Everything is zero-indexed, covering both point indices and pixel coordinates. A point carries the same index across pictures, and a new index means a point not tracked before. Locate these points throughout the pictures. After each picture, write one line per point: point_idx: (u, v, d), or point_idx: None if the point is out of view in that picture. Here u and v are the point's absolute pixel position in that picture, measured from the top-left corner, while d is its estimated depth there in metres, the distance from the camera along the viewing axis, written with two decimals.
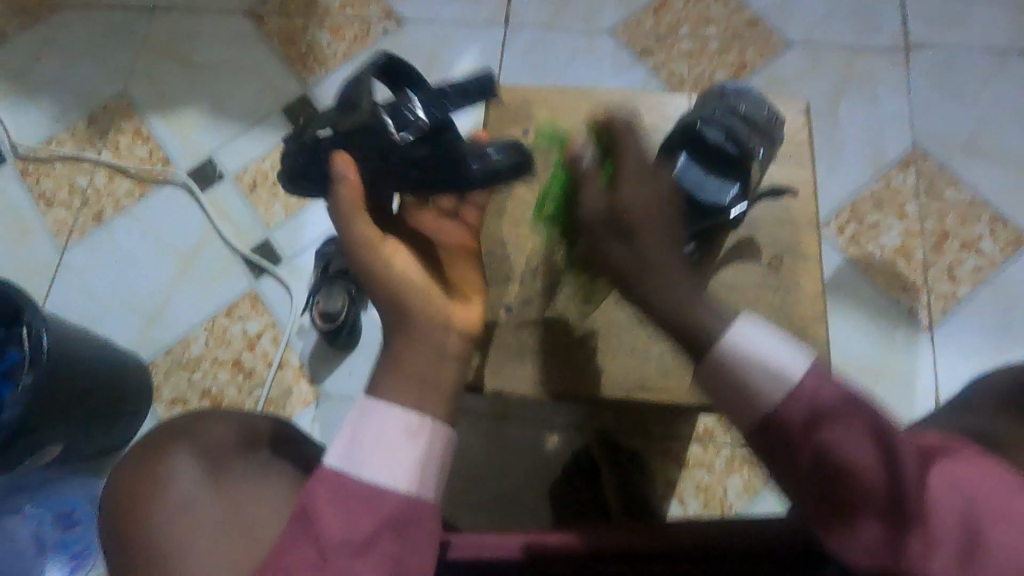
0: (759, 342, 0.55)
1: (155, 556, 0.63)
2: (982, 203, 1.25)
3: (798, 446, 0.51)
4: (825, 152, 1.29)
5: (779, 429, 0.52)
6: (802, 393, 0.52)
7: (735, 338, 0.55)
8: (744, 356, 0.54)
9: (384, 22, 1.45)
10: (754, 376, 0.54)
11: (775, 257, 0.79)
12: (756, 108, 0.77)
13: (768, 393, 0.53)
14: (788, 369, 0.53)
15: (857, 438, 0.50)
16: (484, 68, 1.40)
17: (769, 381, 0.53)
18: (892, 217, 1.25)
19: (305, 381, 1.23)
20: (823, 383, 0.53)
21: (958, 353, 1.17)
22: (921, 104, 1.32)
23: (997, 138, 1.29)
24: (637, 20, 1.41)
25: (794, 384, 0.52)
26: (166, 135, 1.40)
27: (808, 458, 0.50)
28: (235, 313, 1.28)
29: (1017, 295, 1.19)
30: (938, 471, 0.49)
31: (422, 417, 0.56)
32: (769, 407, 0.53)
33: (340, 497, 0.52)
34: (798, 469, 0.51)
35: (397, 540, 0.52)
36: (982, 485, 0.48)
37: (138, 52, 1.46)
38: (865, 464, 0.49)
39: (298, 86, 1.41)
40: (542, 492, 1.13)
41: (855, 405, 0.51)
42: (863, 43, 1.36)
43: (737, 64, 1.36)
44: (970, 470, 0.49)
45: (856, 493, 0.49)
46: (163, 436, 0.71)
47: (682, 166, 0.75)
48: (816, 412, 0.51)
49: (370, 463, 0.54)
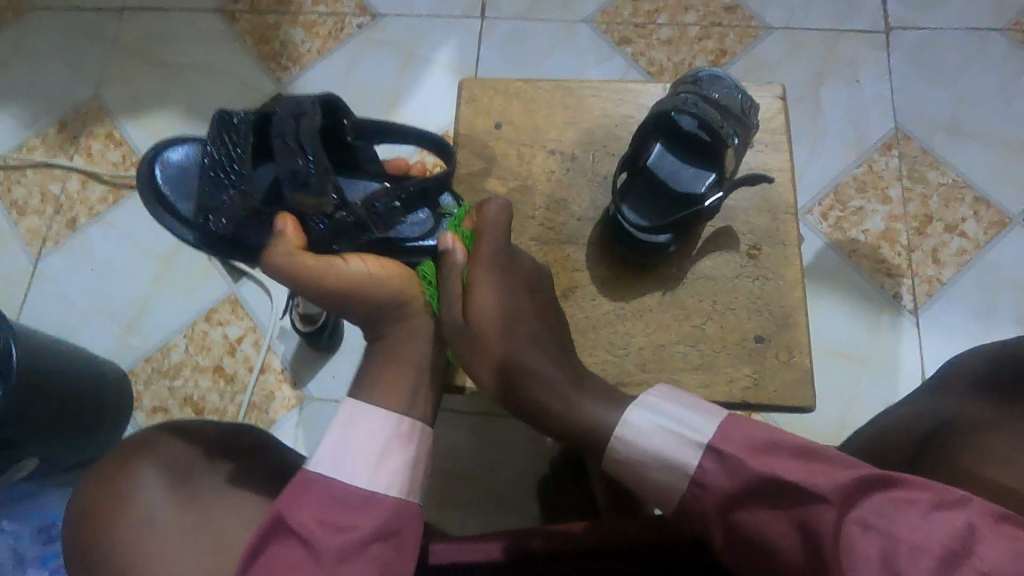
0: (653, 432, 0.56)
1: (125, 571, 0.62)
2: (965, 184, 1.24)
3: (709, 528, 0.51)
4: (806, 138, 1.28)
5: (689, 517, 0.52)
6: (703, 481, 0.52)
7: (629, 434, 0.57)
8: (641, 452, 0.56)
9: (358, 17, 1.43)
10: (655, 475, 0.55)
11: (754, 245, 0.78)
12: (729, 94, 0.75)
13: (668, 486, 0.54)
14: (684, 460, 0.53)
15: (764, 514, 0.48)
16: (460, 61, 1.38)
17: (665, 477, 0.54)
18: (875, 201, 1.24)
19: (288, 385, 1.21)
20: (718, 466, 0.51)
21: (944, 336, 1.16)
22: (901, 86, 1.31)
23: (977, 118, 1.28)
24: (615, 8, 1.39)
25: (693, 474, 0.52)
26: (139, 138, 1.37)
27: (721, 538, 0.50)
28: (215, 317, 1.26)
29: (1000, 276, 1.19)
30: (859, 520, 0.44)
31: (403, 420, 0.61)
32: (677, 499, 0.53)
33: (321, 498, 0.55)
34: (717, 548, 0.50)
35: (383, 544, 0.53)
36: (902, 523, 0.43)
37: (108, 55, 1.43)
38: (778, 540, 0.47)
39: (272, 85, 1.39)
40: (530, 490, 1.12)
41: (752, 482, 0.49)
42: (843, 26, 1.35)
43: (717, 51, 1.35)
44: (895, 511, 0.44)
45: (773, 569, 0.47)
46: (131, 448, 0.69)
47: (656, 156, 0.76)
48: (721, 498, 0.50)
49: (351, 464, 0.57)
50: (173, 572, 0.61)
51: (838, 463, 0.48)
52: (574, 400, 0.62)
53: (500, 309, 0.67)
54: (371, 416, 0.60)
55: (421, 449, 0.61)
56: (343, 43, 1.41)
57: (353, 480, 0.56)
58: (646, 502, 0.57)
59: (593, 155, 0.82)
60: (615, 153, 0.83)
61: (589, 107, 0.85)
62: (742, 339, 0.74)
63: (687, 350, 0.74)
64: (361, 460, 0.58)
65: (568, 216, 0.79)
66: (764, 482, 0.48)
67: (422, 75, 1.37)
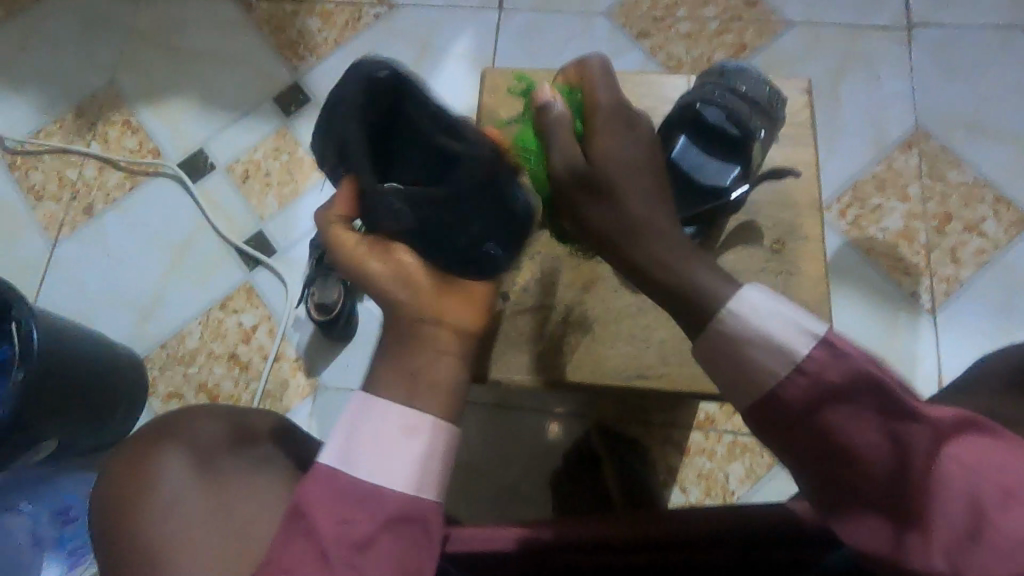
0: (770, 315, 0.50)
1: (151, 552, 0.62)
2: (985, 183, 1.23)
3: (796, 426, 0.48)
4: (825, 134, 1.27)
5: (779, 405, 0.48)
6: (809, 371, 0.47)
7: (739, 309, 0.50)
8: (747, 331, 0.49)
9: (375, 7, 1.42)
10: (758, 353, 0.49)
11: (777, 240, 0.77)
12: (757, 86, 0.75)
13: (772, 369, 0.48)
14: (796, 347, 0.48)
15: (863, 420, 0.46)
16: (477, 53, 1.37)
17: (772, 357, 0.48)
18: (894, 199, 1.23)
19: (302, 373, 1.22)
20: (832, 360, 0.47)
21: (961, 336, 1.15)
22: (922, 84, 1.29)
23: (999, 117, 1.27)
24: (633, 1, 1.38)
25: (799, 361, 0.48)
26: (156, 126, 1.37)
27: (808, 437, 0.47)
28: (230, 305, 1.26)
29: (1019, 276, 1.18)
30: (957, 446, 0.45)
31: (416, 416, 0.55)
32: (773, 385, 0.48)
33: (331, 493, 0.52)
34: (795, 446, 0.48)
35: (393, 540, 0.51)
36: (998, 466, 0.44)
37: (125, 42, 1.43)
38: (868, 450, 0.45)
39: (289, 74, 1.39)
40: (542, 482, 1.13)
41: (862, 386, 0.46)
42: (864, 22, 1.33)
43: (736, 46, 1.34)
44: (990, 449, 0.45)
45: (853, 473, 0.46)
46: (156, 431, 0.69)
47: (681, 148, 0.73)
48: (821, 391, 0.47)
49: (362, 461, 0.54)
50: (196, 555, 0.61)
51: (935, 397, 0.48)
52: (690, 259, 0.55)
53: (628, 158, 0.58)
54: (379, 408, 0.55)
55: (436, 446, 0.55)
56: (360, 33, 1.41)
57: (362, 476, 0.53)
58: (722, 386, 0.52)
59: None
60: None
61: None
62: None
63: None
64: (372, 457, 0.54)
65: None
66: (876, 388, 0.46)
67: (439, 66, 1.37)
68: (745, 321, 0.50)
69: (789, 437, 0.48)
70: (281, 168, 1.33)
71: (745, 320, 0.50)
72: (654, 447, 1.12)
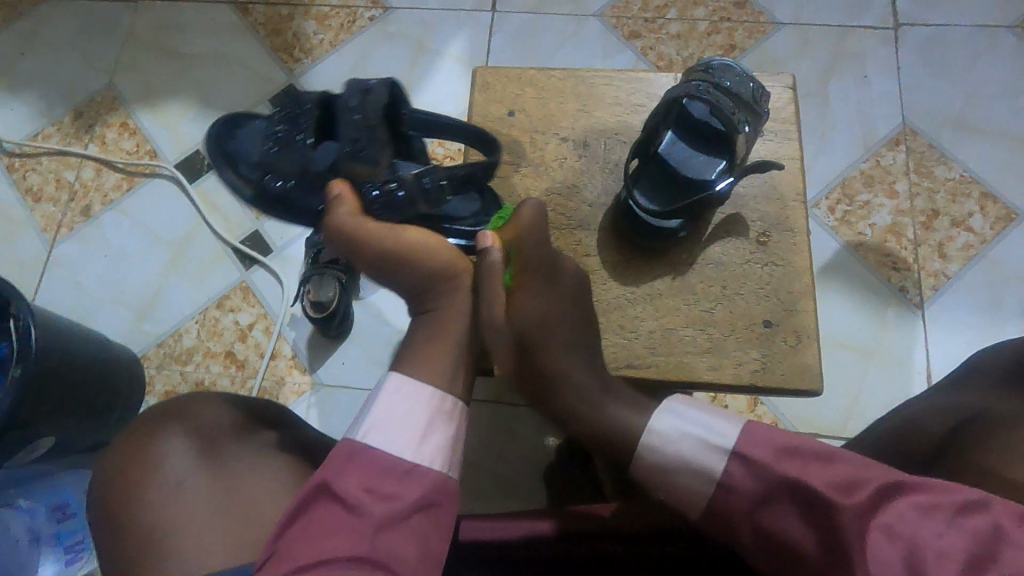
0: (683, 439, 0.59)
1: (152, 536, 0.63)
2: (972, 179, 1.25)
3: (738, 532, 0.54)
4: (814, 132, 1.29)
5: (715, 517, 0.55)
6: (727, 484, 0.55)
7: (660, 437, 0.61)
8: (668, 455, 0.59)
9: (370, 9, 1.44)
10: (685, 475, 0.57)
11: (763, 233, 0.78)
12: (742, 83, 0.75)
13: (696, 490, 0.56)
14: (710, 463, 0.56)
15: (786, 515, 0.52)
16: (471, 54, 1.39)
17: (694, 475, 0.57)
18: (882, 195, 1.25)
19: (299, 371, 1.23)
20: (742, 470, 0.55)
21: (950, 330, 1.17)
22: (909, 82, 1.31)
23: (985, 115, 1.29)
24: (624, 3, 1.40)
25: (718, 477, 0.56)
26: (153, 127, 1.39)
27: (748, 535, 0.53)
28: (227, 304, 1.27)
29: (1007, 271, 1.19)
30: (881, 517, 0.48)
31: (446, 397, 0.61)
32: (705, 501, 0.56)
33: (365, 468, 0.53)
34: (743, 547, 0.54)
35: (424, 517, 0.52)
36: (924, 530, 0.46)
37: (122, 45, 1.45)
38: (800, 541, 0.50)
39: (286, 76, 1.40)
40: (537, 477, 1.13)
41: (775, 487, 0.53)
42: (852, 22, 1.35)
43: (726, 46, 1.36)
44: (920, 516, 0.47)
45: (797, 563, 0.51)
46: (157, 419, 0.70)
47: (668, 143, 0.78)
48: (748, 499, 0.54)
49: (398, 436, 0.56)
50: (199, 538, 0.62)
51: (856, 467, 0.52)
52: (598, 402, 0.66)
53: (541, 313, 0.68)
54: (410, 393, 0.60)
55: (461, 428, 0.61)
56: (355, 35, 1.43)
57: (399, 451, 0.56)
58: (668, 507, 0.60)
59: (604, 142, 0.84)
60: (627, 141, 0.84)
61: (601, 96, 0.86)
62: (751, 323, 0.75)
63: (695, 334, 0.75)
64: (408, 433, 0.57)
65: (581, 203, 0.81)
66: (785, 486, 0.52)
67: (434, 67, 1.39)
68: (667, 447, 0.60)
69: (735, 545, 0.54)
70: None
71: (666, 443, 0.60)
72: None
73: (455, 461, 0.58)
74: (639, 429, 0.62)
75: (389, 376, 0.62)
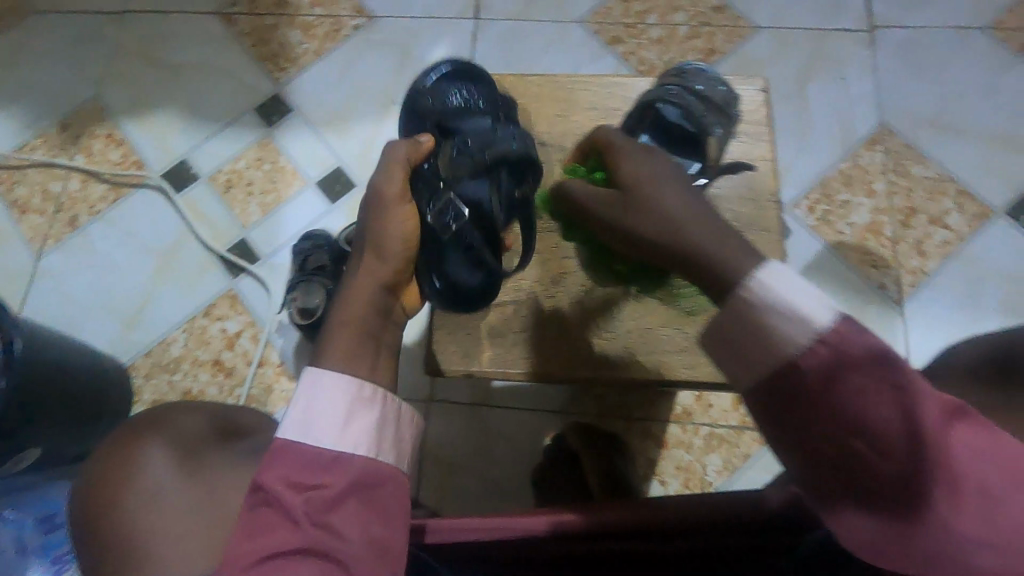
0: (790, 287, 0.48)
1: (134, 541, 0.64)
2: (948, 178, 1.27)
3: (811, 402, 0.46)
4: (793, 133, 1.31)
5: (794, 376, 0.46)
6: (827, 346, 0.45)
7: (754, 283, 0.49)
8: (768, 308, 0.48)
9: (355, 18, 1.46)
10: (774, 318, 0.48)
11: (737, 233, 0.80)
12: (712, 87, 0.78)
13: (792, 341, 0.47)
14: (816, 315, 0.46)
15: (886, 400, 0.44)
16: (455, 61, 1.41)
17: (791, 325, 0.47)
18: (861, 194, 1.27)
19: (286, 378, 1.23)
20: (849, 335, 0.45)
21: (929, 326, 1.18)
22: (885, 83, 1.34)
23: (960, 114, 1.31)
24: (605, 9, 1.42)
25: (822, 331, 0.46)
26: (140, 138, 1.40)
27: (828, 403, 0.45)
28: (214, 312, 1.28)
29: (984, 267, 1.22)
30: (964, 432, 0.44)
31: (367, 383, 0.59)
32: (793, 355, 0.47)
33: (291, 462, 0.53)
34: (809, 419, 0.46)
35: (355, 501, 0.52)
36: (1005, 455, 0.44)
37: (108, 57, 1.45)
38: (886, 422, 0.44)
39: (271, 85, 1.42)
40: (525, 479, 1.14)
41: (877, 362, 0.44)
42: (829, 25, 1.38)
43: (706, 50, 1.38)
44: (992, 443, 0.44)
45: (867, 444, 0.44)
46: (140, 428, 0.72)
47: (642, 146, 0.75)
48: (838, 365, 0.45)
49: (320, 429, 0.55)
50: (181, 541, 0.63)
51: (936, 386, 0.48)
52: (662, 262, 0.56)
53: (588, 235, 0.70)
54: (336, 381, 0.58)
55: (389, 410, 0.60)
56: (340, 44, 1.44)
57: (323, 442, 0.55)
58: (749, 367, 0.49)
59: None
60: None
61: (578, 102, 0.88)
62: None
63: None
64: (331, 423, 0.56)
65: None
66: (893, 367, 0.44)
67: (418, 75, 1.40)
68: (767, 292, 0.48)
69: (795, 413, 0.47)
70: (264, 177, 1.36)
71: (764, 290, 0.48)
72: (633, 442, 1.15)
73: (382, 443, 0.58)
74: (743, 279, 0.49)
75: (309, 366, 0.60)
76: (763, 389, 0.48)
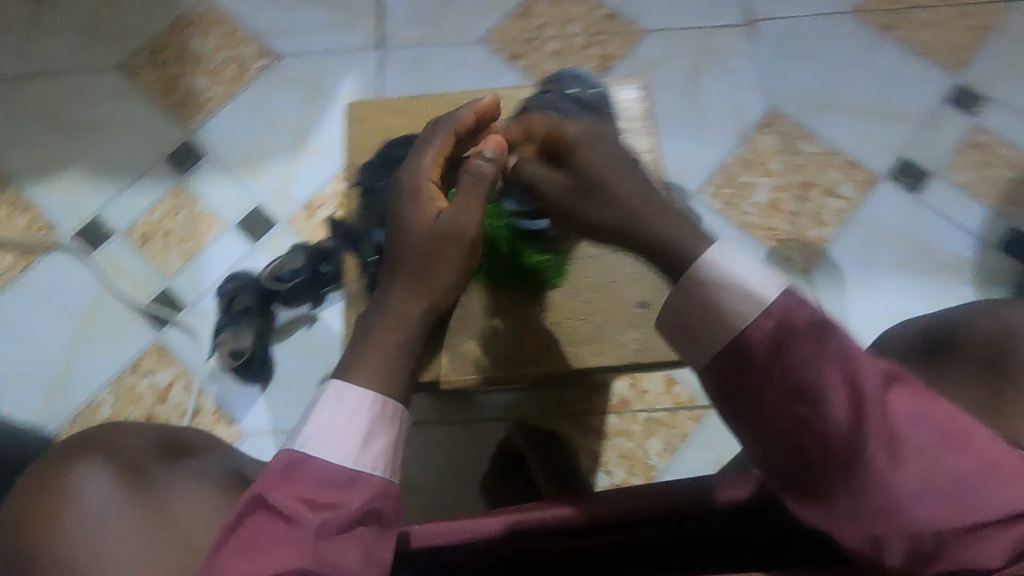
0: (735, 266, 0.55)
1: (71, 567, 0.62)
2: (835, 150, 1.37)
3: (758, 369, 0.52)
4: (692, 126, 1.39)
5: (745, 351, 0.52)
6: (774, 321, 0.52)
7: (706, 260, 0.56)
8: (722, 279, 0.55)
9: (260, 59, 1.47)
10: (722, 289, 0.55)
11: None
12: (587, 91, 0.84)
13: (741, 314, 0.53)
14: (767, 290, 0.53)
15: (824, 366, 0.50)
16: (363, 92, 1.43)
17: (744, 300, 0.53)
18: (759, 175, 1.35)
19: (223, 424, 1.21)
20: (797, 306, 0.53)
21: (835, 289, 1.27)
22: (769, 71, 1.44)
23: (838, 92, 1.42)
24: (504, 27, 1.48)
25: (768, 304, 0.53)
26: (46, 201, 1.36)
27: (780, 374, 0.51)
28: (141, 368, 1.25)
29: (876, 228, 1.31)
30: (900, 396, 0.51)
31: (387, 401, 0.60)
32: (744, 329, 0.53)
33: (306, 481, 0.54)
34: (763, 393, 0.52)
35: (366, 530, 0.53)
36: (934, 409, 0.51)
37: (6, 122, 1.42)
38: (830, 385, 0.50)
39: (181, 133, 1.41)
40: (475, 491, 1.15)
41: (819, 332, 0.51)
42: (712, 22, 1.47)
43: (602, 57, 1.45)
44: (922, 399, 0.51)
45: (819, 409, 0.50)
46: (70, 453, 0.71)
47: None
48: (786, 335, 0.51)
49: (334, 449, 0.56)
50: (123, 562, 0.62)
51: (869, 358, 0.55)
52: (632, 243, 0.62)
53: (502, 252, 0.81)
54: (359, 394, 0.59)
55: (404, 429, 0.61)
56: (248, 85, 1.45)
57: (341, 459, 0.55)
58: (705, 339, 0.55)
59: None
60: None
61: None
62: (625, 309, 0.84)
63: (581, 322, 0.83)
64: (348, 443, 0.56)
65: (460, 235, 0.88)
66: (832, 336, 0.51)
67: (329, 108, 1.42)
68: (718, 269, 0.56)
69: (747, 389, 0.53)
70: (182, 225, 1.34)
71: (715, 269, 0.56)
72: (576, 438, 1.17)
73: (395, 466, 0.58)
74: (700, 253, 0.57)
75: (333, 378, 0.61)
76: (719, 370, 0.54)
